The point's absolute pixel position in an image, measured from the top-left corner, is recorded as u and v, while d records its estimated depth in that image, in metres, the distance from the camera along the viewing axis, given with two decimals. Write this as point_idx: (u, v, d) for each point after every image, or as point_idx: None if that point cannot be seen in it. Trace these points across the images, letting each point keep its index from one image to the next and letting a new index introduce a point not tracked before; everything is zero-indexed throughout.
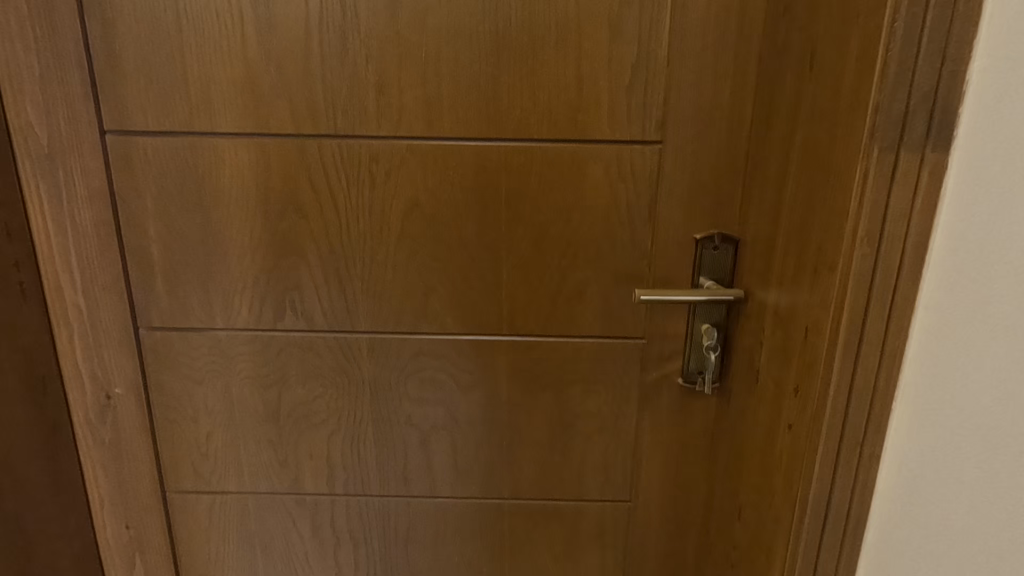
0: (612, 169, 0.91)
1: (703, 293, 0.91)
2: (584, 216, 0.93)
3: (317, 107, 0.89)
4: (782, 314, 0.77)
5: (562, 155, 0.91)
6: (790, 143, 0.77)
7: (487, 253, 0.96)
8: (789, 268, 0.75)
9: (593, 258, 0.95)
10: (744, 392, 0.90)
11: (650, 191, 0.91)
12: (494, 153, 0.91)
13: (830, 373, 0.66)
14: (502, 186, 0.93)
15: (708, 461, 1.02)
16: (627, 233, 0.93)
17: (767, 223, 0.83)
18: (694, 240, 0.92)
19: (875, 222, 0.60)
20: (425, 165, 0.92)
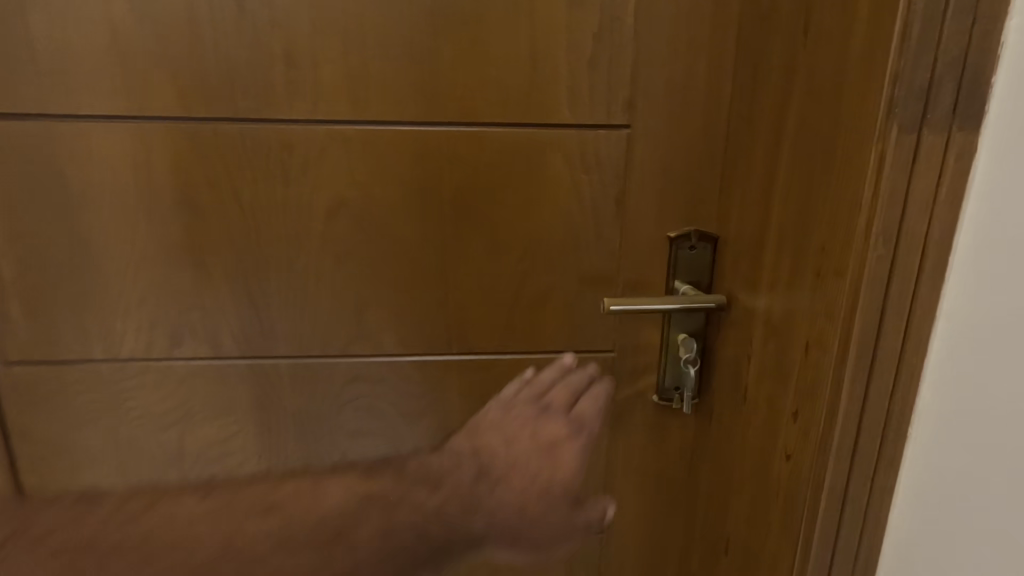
0: (574, 157, 0.78)
1: (680, 300, 0.79)
2: (544, 212, 0.80)
3: (211, 84, 0.72)
4: (774, 324, 0.66)
5: (516, 141, 0.77)
6: (778, 127, 0.66)
7: (431, 258, 0.81)
8: (783, 275, 0.64)
9: (555, 262, 0.82)
10: (726, 411, 0.79)
11: (618, 183, 0.79)
12: (435, 141, 0.77)
13: (840, 398, 0.55)
14: (446, 178, 0.78)
15: (688, 486, 0.91)
16: (593, 232, 0.81)
17: (751, 219, 0.72)
18: (668, 239, 0.81)
19: (893, 218, 0.50)
20: (351, 154, 0.76)
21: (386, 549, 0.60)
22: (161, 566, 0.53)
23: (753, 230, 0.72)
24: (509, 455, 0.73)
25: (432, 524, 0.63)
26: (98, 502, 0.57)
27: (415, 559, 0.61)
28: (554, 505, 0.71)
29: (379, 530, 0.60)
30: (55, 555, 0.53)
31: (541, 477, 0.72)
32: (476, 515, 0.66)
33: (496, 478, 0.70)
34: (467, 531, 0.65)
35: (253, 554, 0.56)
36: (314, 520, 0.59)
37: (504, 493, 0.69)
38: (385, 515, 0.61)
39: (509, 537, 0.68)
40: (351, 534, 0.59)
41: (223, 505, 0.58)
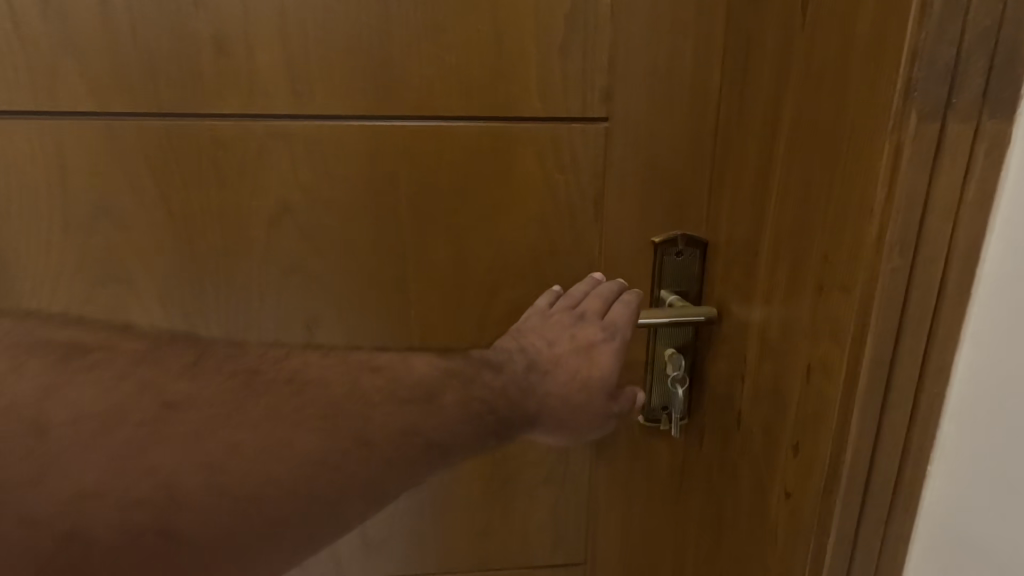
0: (546, 154, 0.70)
1: (667, 313, 0.70)
2: (513, 216, 0.72)
3: (130, 75, 0.63)
4: (769, 343, 0.58)
5: (480, 137, 0.69)
6: (772, 118, 0.58)
7: (388, 268, 0.73)
8: (779, 288, 0.56)
9: (528, 270, 0.74)
10: (719, 435, 0.71)
11: (595, 183, 0.71)
12: (390, 138, 0.68)
13: (847, 432, 0.47)
14: (403, 179, 0.70)
15: (678, 516, 0.82)
16: (569, 237, 0.73)
17: (743, 223, 0.64)
18: (652, 245, 0.73)
19: (911, 224, 0.42)
20: (294, 154, 0.68)
21: (470, 409, 0.54)
22: (316, 417, 0.46)
23: (745, 235, 0.63)
24: (560, 344, 0.65)
25: (501, 402, 0.57)
26: (222, 370, 0.45)
27: (484, 423, 0.55)
28: (601, 394, 0.65)
29: (461, 391, 0.54)
30: (229, 374, 0.45)
31: (588, 368, 0.64)
32: (533, 397, 0.60)
33: (545, 367, 0.63)
34: (526, 408, 0.60)
35: (365, 404, 0.48)
36: (387, 416, 0.49)
37: (554, 384, 0.62)
38: (463, 386, 0.55)
39: (564, 419, 0.63)
40: (439, 398, 0.53)
41: (348, 363, 0.50)
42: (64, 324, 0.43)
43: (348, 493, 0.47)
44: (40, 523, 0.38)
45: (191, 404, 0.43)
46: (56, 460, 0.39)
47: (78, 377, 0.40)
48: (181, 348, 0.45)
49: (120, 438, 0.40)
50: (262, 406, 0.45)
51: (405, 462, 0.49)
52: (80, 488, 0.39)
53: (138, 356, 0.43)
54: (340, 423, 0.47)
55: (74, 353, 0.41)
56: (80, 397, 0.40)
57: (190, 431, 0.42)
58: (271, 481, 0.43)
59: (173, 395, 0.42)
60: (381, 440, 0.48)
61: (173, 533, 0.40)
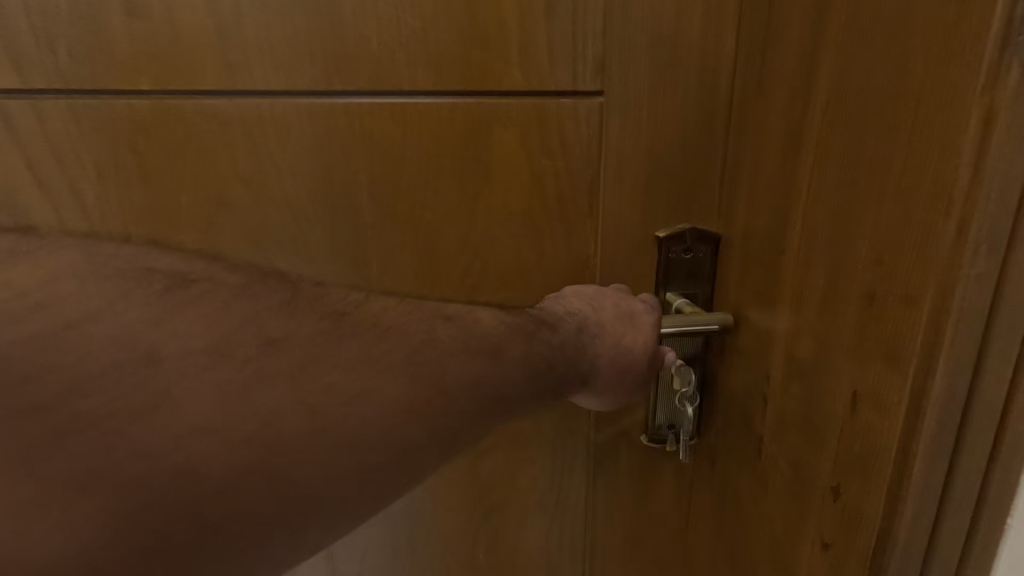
0: (530, 136, 0.59)
1: (673, 324, 0.59)
2: (493, 209, 0.62)
3: (24, 43, 0.52)
4: (797, 362, 0.48)
5: (452, 116, 0.58)
6: (796, 87, 0.47)
7: (348, 273, 0.62)
8: (810, 296, 0.46)
9: (512, 272, 0.64)
10: (731, 461, 0.61)
11: (588, 169, 0.61)
12: (344, 118, 0.58)
13: (909, 480, 0.38)
14: (361, 166, 0.59)
15: (685, 551, 0.71)
16: (559, 233, 0.63)
17: (761, 216, 0.54)
18: (655, 240, 0.62)
19: (1001, 216, 0.32)
20: (228, 138, 0.57)
21: (536, 364, 0.46)
22: (399, 359, 0.39)
23: (765, 228, 0.53)
24: (605, 307, 0.56)
25: (560, 358, 0.49)
26: (320, 309, 0.38)
27: (546, 380, 0.47)
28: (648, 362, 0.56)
29: (525, 345, 0.46)
30: (323, 317, 0.37)
31: (638, 333, 0.55)
32: (588, 358, 0.52)
33: (596, 330, 0.54)
34: (581, 370, 0.51)
35: (440, 352, 0.41)
36: (458, 369, 0.41)
37: (607, 348, 0.53)
38: (529, 337, 0.47)
39: (614, 386, 0.55)
40: (507, 352, 0.45)
41: (421, 311, 0.42)
42: (161, 253, 0.35)
43: (431, 440, 0.40)
44: (147, 465, 0.31)
45: (290, 344, 0.35)
46: (171, 391, 0.32)
47: (186, 310, 0.33)
48: (280, 283, 0.38)
49: (230, 376, 0.33)
50: (358, 348, 0.38)
51: (478, 414, 0.42)
52: (190, 426, 0.32)
53: (238, 290, 0.36)
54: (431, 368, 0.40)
55: (178, 284, 0.34)
56: (192, 329, 0.33)
57: (285, 368, 0.35)
58: (355, 426, 0.36)
59: (274, 331, 0.35)
60: (460, 387, 0.41)
61: (277, 477, 0.34)
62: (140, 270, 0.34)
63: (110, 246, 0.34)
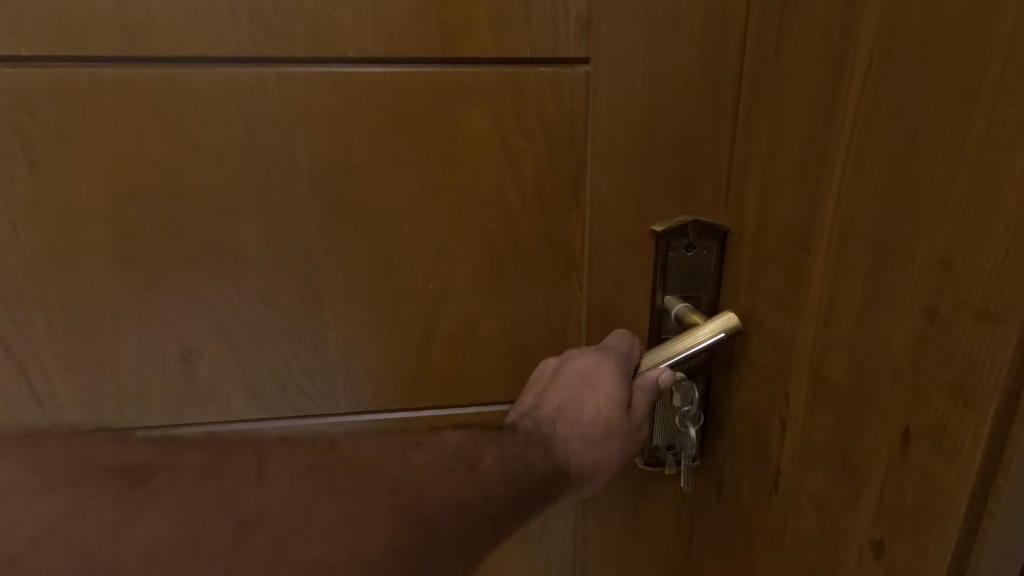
0: (504, 113, 0.50)
1: (686, 345, 0.50)
2: (461, 202, 0.52)
3: None
4: (826, 384, 0.39)
5: (408, 89, 0.49)
6: (828, 40, 0.38)
7: (292, 277, 0.53)
8: (843, 304, 0.37)
9: (486, 275, 0.55)
10: (739, 492, 0.52)
11: (571, 153, 0.51)
12: (277, 93, 0.48)
13: (985, 544, 0.29)
14: (301, 151, 0.49)
15: None
16: (539, 230, 0.54)
17: (777, 205, 0.45)
18: (652, 236, 0.53)
19: None
20: (136, 116, 0.47)
21: (510, 467, 0.46)
22: (378, 507, 0.40)
23: (784, 219, 0.44)
24: (563, 383, 0.51)
25: (532, 454, 0.48)
26: (288, 469, 0.40)
27: (528, 485, 0.47)
28: (626, 427, 0.50)
29: (499, 448, 0.47)
30: (307, 466, 0.40)
31: (600, 403, 0.50)
32: (555, 449, 0.49)
33: (554, 417, 0.50)
34: (556, 461, 0.49)
35: (418, 480, 0.42)
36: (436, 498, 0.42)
37: (572, 432, 0.50)
38: (497, 441, 0.48)
39: (600, 466, 0.50)
40: (476, 464, 0.45)
41: (387, 443, 0.44)
42: (110, 448, 0.39)
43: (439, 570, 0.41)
44: None
45: (261, 517, 0.37)
46: None
47: (148, 508, 0.36)
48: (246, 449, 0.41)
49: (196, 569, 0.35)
50: (331, 505, 0.39)
51: (463, 544, 0.42)
52: None
53: (204, 467, 0.39)
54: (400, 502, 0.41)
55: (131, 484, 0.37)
56: (154, 530, 0.36)
57: (261, 548, 0.37)
58: None
59: (246, 508, 0.37)
60: (438, 517, 0.42)
61: None
62: (96, 467, 0.37)
63: (61, 446, 0.38)
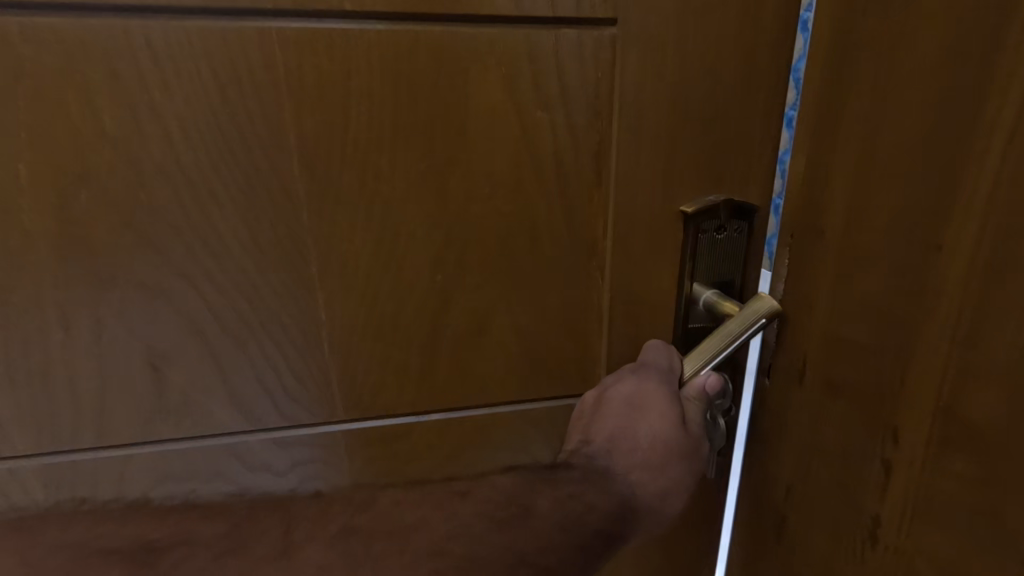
0: (520, 81, 0.44)
1: (726, 342, 0.47)
2: (472, 183, 0.47)
3: None
4: (968, 431, 0.34)
5: (412, 53, 0.43)
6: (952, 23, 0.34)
7: (280, 274, 0.46)
8: (991, 339, 0.33)
9: (499, 266, 0.49)
10: (805, 525, 0.48)
11: (594, 128, 0.46)
12: (258, 53, 0.41)
13: None
14: (288, 125, 0.43)
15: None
16: (558, 213, 0.49)
17: (871, 209, 0.40)
18: (681, 218, 0.49)
19: None
20: (83, 79, 0.39)
21: (569, 510, 0.44)
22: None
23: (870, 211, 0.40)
24: (612, 410, 0.49)
25: (592, 494, 0.46)
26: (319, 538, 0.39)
27: (589, 526, 0.44)
28: (683, 445, 0.48)
29: (554, 490, 0.45)
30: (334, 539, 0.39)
31: (654, 425, 0.47)
32: (615, 483, 0.47)
33: (608, 447, 0.48)
34: (619, 495, 0.46)
35: (469, 538, 0.41)
36: (490, 560, 0.41)
37: (630, 460, 0.48)
38: (552, 482, 0.45)
39: (667, 492, 0.48)
40: (532, 511, 0.43)
41: (431, 497, 0.42)
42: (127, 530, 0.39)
43: None
44: None
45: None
46: None
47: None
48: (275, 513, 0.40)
49: None
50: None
51: None
52: None
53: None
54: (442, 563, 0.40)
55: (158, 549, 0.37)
56: None
57: None
58: None
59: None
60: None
61: None
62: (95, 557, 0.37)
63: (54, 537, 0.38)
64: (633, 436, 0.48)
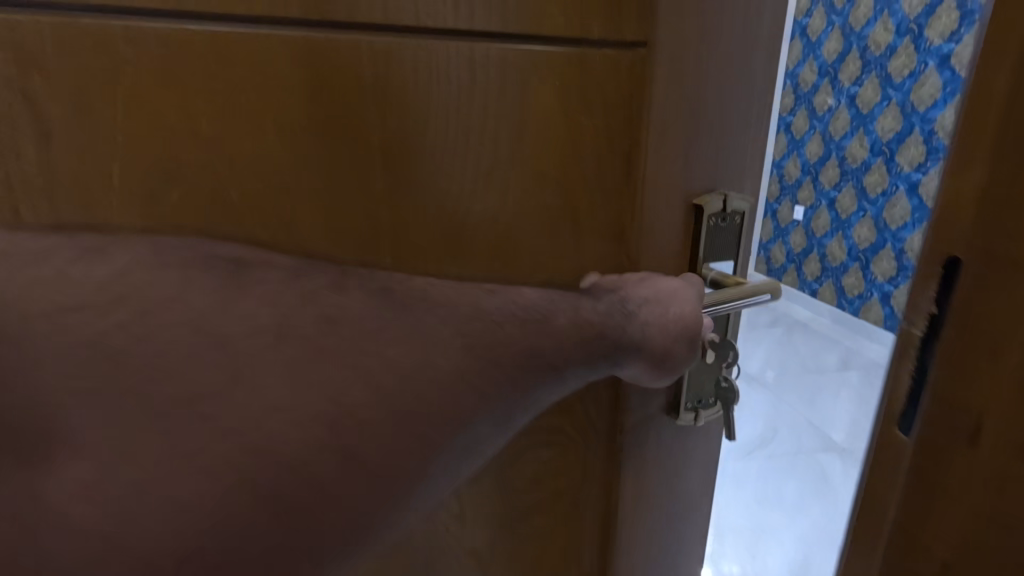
0: (566, 91, 0.50)
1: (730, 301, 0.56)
2: (518, 183, 0.52)
3: None
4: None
5: (472, 66, 0.48)
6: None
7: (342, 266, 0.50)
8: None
9: (541, 258, 0.54)
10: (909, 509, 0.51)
11: (627, 135, 0.52)
12: (337, 61, 0.44)
13: None
14: (356, 127, 0.46)
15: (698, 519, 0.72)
16: (591, 209, 0.54)
17: None
18: (692, 209, 0.57)
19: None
20: (177, 79, 0.42)
21: (585, 329, 0.51)
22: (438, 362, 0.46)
23: (944, 303, 0.32)
24: (649, 282, 0.55)
25: (609, 327, 0.53)
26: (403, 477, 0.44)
27: (595, 345, 0.52)
28: (684, 336, 0.54)
29: (573, 312, 0.52)
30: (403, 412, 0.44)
31: (682, 308, 0.54)
32: (629, 329, 0.53)
33: (636, 304, 0.54)
34: (628, 339, 0.53)
35: (493, 322, 0.48)
36: (516, 341, 0.49)
37: (652, 321, 0.54)
38: (575, 307, 0.52)
39: (665, 367, 0.55)
40: (552, 321, 0.50)
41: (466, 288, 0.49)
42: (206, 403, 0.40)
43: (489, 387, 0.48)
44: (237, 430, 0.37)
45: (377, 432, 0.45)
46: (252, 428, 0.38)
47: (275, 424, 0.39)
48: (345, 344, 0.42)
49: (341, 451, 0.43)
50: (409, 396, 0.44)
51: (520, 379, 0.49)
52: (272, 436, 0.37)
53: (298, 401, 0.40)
54: (473, 342, 0.47)
55: (242, 269, 0.41)
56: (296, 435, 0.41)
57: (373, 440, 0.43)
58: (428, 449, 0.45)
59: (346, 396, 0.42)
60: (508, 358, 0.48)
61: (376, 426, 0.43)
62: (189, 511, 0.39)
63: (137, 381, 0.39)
64: (659, 302, 0.54)
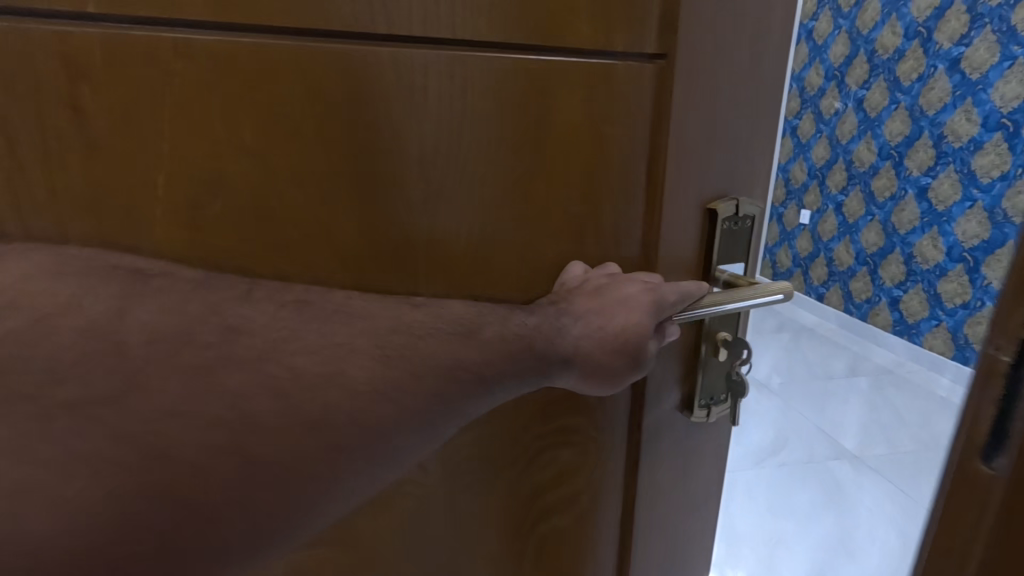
0: (591, 100, 0.51)
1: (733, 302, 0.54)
2: (542, 190, 0.52)
3: None
4: None
5: (499, 76, 0.48)
6: None
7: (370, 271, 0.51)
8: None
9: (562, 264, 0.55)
10: None
11: (649, 144, 0.53)
12: (370, 72, 0.45)
13: None
14: (384, 136, 0.47)
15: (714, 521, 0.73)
16: (611, 216, 0.54)
17: None
18: (705, 213, 0.57)
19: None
20: (216, 89, 0.43)
21: (510, 345, 0.49)
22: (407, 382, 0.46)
23: None
24: (605, 288, 0.52)
25: (538, 342, 0.51)
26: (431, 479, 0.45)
27: (519, 361, 0.50)
28: (623, 353, 0.52)
29: (502, 325, 0.50)
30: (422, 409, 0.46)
31: (624, 321, 0.51)
32: (557, 341, 0.51)
33: (580, 311, 0.52)
34: (556, 352, 0.52)
35: (410, 338, 0.46)
36: (433, 361, 0.46)
37: (584, 330, 0.52)
38: (504, 318, 0.50)
39: (592, 379, 0.53)
40: (477, 334, 0.48)
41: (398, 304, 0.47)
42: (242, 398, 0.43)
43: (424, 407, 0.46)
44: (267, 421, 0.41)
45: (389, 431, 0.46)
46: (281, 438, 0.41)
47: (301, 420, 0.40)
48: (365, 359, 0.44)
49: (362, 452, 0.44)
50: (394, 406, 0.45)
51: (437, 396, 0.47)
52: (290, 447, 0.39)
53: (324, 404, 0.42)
54: (488, 349, 0.48)
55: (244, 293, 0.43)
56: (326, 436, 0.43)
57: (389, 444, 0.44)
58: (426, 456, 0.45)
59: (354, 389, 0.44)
60: (423, 378, 0.46)
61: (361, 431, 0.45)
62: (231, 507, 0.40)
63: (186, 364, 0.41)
64: (600, 310, 0.52)
